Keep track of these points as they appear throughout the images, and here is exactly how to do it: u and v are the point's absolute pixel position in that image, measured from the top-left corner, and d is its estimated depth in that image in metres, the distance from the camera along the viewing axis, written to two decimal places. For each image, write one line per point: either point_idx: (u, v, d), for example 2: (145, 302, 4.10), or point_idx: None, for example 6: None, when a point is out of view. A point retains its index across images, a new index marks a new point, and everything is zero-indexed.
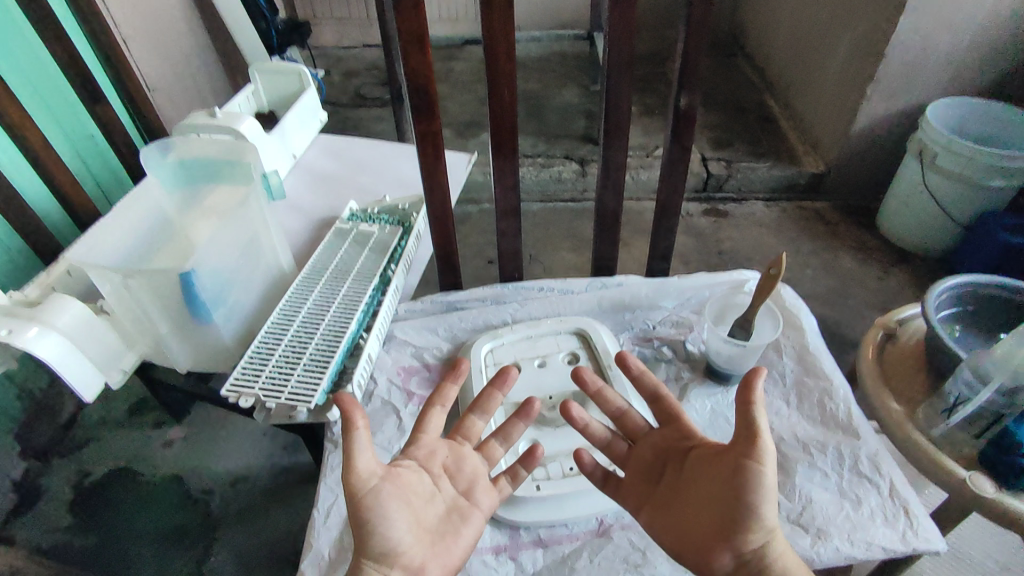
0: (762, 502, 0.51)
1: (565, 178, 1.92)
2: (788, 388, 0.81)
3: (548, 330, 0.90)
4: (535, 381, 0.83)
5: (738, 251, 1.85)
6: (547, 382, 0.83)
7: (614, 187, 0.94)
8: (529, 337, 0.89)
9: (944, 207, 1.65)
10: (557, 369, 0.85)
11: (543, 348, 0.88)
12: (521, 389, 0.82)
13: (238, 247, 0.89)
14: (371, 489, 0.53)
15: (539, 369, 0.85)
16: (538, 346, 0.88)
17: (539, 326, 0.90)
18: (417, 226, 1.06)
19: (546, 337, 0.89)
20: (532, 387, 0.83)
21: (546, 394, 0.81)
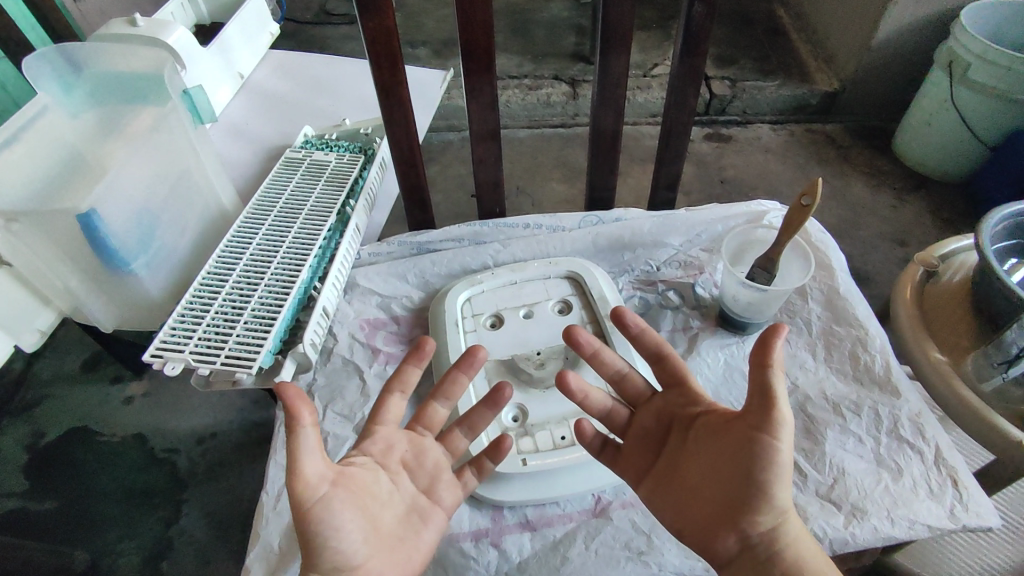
0: (775, 481, 0.42)
1: (553, 101, 1.73)
2: (814, 339, 0.70)
3: (534, 274, 0.77)
4: (521, 335, 0.71)
5: (742, 180, 1.70)
6: (535, 336, 0.71)
7: (612, 105, 0.78)
8: (513, 282, 0.76)
9: (973, 129, 1.49)
10: (546, 320, 0.72)
11: (530, 296, 0.75)
12: (504, 345, 0.70)
13: (159, 180, 0.75)
14: (325, 496, 0.43)
15: (525, 320, 0.72)
16: (524, 294, 0.75)
17: (525, 269, 0.77)
18: (381, 154, 0.90)
19: (533, 282, 0.76)
20: (517, 341, 0.70)
21: (533, 350, 0.69)
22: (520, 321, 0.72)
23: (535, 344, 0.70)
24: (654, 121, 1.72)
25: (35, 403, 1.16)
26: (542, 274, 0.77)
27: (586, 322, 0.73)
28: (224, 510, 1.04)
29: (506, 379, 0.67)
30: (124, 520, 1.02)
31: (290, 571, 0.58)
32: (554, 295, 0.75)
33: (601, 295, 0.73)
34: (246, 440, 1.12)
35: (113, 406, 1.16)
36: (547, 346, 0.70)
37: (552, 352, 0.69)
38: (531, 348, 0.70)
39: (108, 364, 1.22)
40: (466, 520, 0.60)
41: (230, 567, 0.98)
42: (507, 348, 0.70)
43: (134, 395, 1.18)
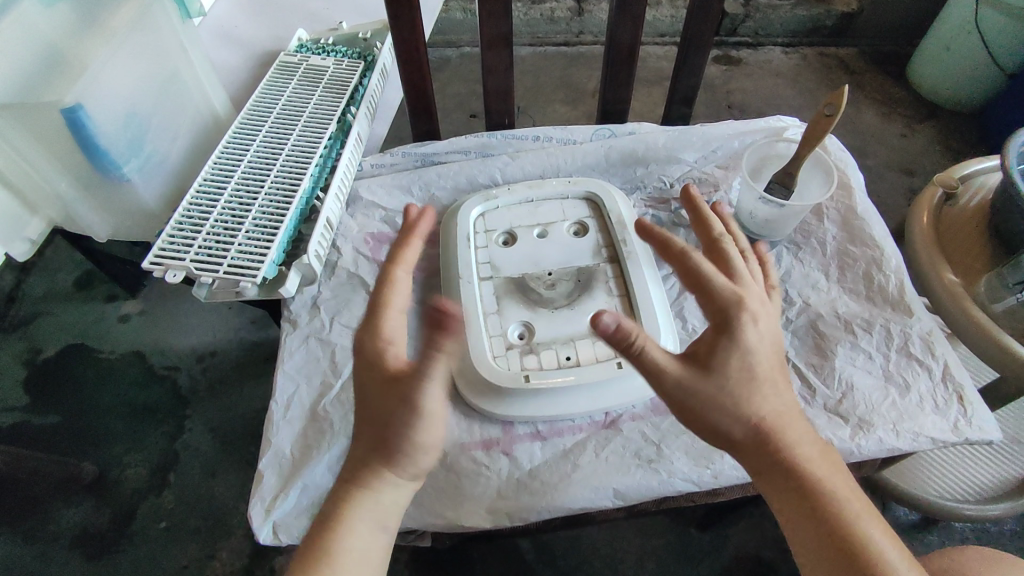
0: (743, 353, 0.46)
1: (557, 17, 1.64)
2: (828, 260, 0.69)
3: (550, 194, 0.74)
4: (531, 255, 0.69)
5: (750, 105, 1.64)
6: (547, 256, 0.69)
7: (631, 11, 0.73)
8: (529, 201, 0.74)
9: (992, 54, 1.43)
10: (558, 240, 0.70)
11: (542, 216, 0.72)
12: (518, 263, 0.68)
13: (148, 80, 0.70)
14: None
15: (536, 238, 0.70)
16: (537, 215, 0.73)
17: (543, 189, 0.74)
18: (382, 59, 0.85)
19: (546, 203, 0.74)
20: (528, 260, 0.68)
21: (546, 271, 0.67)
22: (530, 240, 0.70)
23: (544, 264, 0.68)
24: (663, 40, 1.63)
25: (30, 319, 1.15)
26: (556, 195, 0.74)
27: (601, 244, 0.70)
28: (228, 425, 1.05)
29: (515, 298, 0.65)
30: (130, 434, 1.03)
31: (305, 475, 0.58)
32: (566, 218, 0.72)
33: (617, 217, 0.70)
34: (246, 358, 1.12)
35: (111, 324, 1.15)
36: (556, 265, 0.68)
37: (564, 272, 0.67)
38: (542, 267, 0.68)
39: (101, 283, 1.20)
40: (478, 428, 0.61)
41: (236, 480, 1.00)
42: (518, 265, 0.68)
43: (130, 313, 1.16)
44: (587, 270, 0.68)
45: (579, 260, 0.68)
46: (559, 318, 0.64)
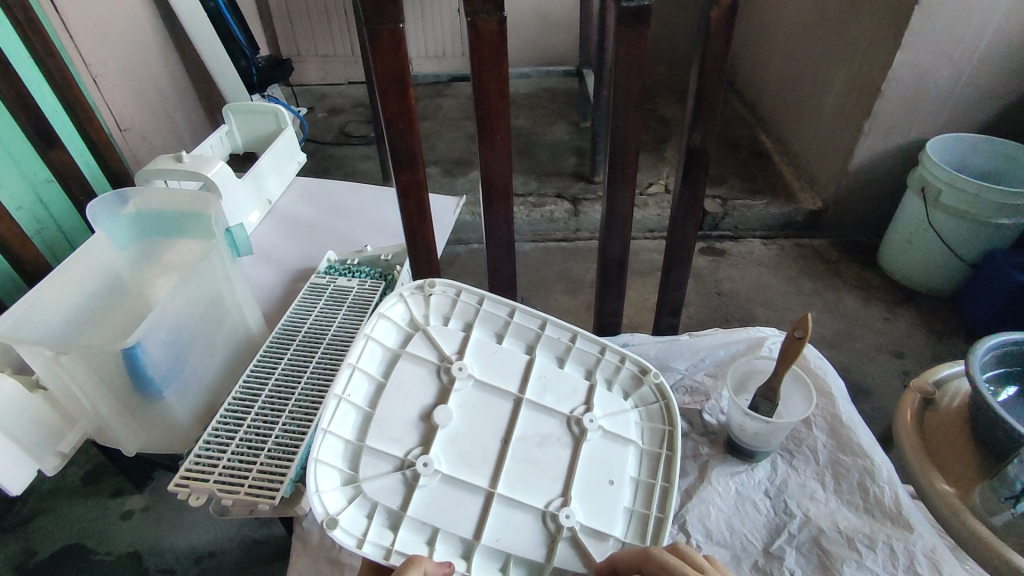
0: None
1: (556, 217, 1.84)
2: (823, 469, 0.72)
3: (499, 332, 0.73)
4: (460, 443, 0.64)
5: (738, 292, 1.77)
6: (501, 416, 0.67)
7: (620, 238, 0.82)
8: (484, 344, 0.71)
9: (953, 249, 1.60)
10: (368, 431, 0.63)
11: (414, 396, 0.66)
12: (446, 451, 0.63)
13: (197, 309, 0.79)
14: None
15: (409, 425, 0.64)
16: (403, 391, 0.66)
17: (495, 322, 0.73)
18: (400, 280, 0.96)
19: (412, 349, 0.69)
20: (470, 447, 0.64)
21: (486, 472, 0.63)
22: (455, 400, 0.66)
23: (425, 452, 0.62)
24: (652, 236, 1.81)
25: (32, 517, 1.13)
26: (386, 346, 0.69)
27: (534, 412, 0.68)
28: None
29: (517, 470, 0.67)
30: None
31: None
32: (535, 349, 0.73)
33: (331, 396, 0.62)
34: (246, 559, 1.08)
35: (111, 523, 1.12)
36: (515, 451, 0.65)
37: (534, 435, 0.67)
38: (487, 452, 0.64)
39: (110, 477, 1.20)
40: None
41: None
42: (443, 449, 0.63)
43: (135, 509, 1.15)
44: (615, 445, 0.69)
45: (393, 452, 0.62)
46: (510, 524, 0.62)
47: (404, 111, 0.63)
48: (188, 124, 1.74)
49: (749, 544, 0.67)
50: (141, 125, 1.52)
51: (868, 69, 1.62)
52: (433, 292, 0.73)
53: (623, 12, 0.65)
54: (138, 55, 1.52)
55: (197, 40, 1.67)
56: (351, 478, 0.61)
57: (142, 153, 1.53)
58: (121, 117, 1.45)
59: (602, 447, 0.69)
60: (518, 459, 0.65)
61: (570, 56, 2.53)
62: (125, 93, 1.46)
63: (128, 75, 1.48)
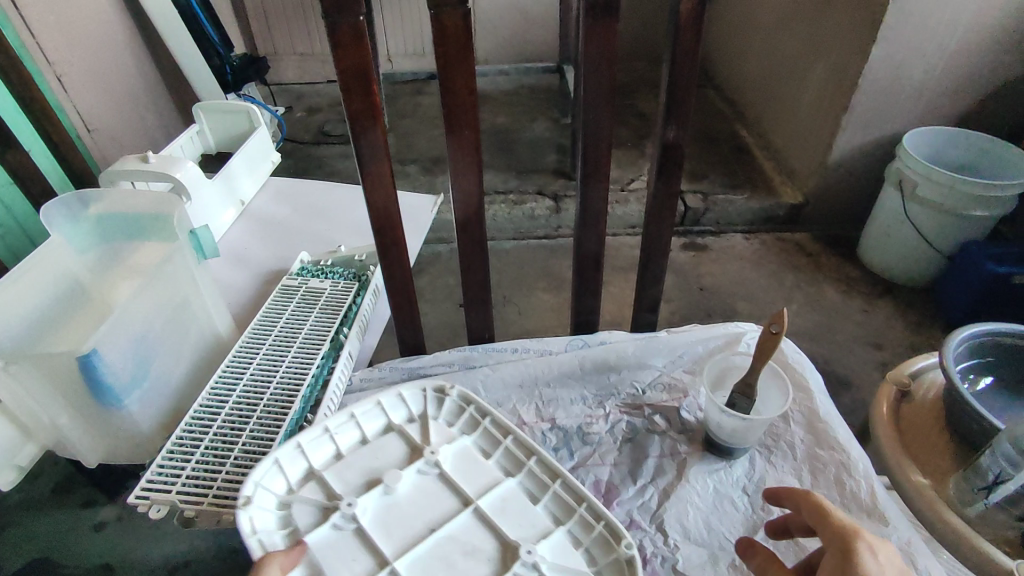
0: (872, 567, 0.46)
1: (537, 215, 1.83)
2: (799, 464, 0.72)
3: (489, 448, 0.67)
4: (392, 515, 0.59)
5: (720, 287, 1.77)
6: (445, 508, 0.60)
7: (595, 235, 0.81)
8: (469, 452, 0.65)
9: (929, 241, 1.61)
10: (330, 467, 0.63)
11: (381, 459, 0.64)
12: (378, 511, 0.59)
13: (160, 314, 0.76)
14: None
15: (361, 475, 0.62)
16: (374, 457, 0.64)
17: (489, 438, 0.68)
18: (374, 280, 0.94)
19: (405, 429, 0.67)
20: (398, 525, 0.58)
21: (396, 543, 0.57)
22: (411, 480, 0.62)
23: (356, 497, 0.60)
24: (633, 232, 1.80)
25: None
26: (382, 423, 0.69)
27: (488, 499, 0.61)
28: None
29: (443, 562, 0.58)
30: None
31: None
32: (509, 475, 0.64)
33: (319, 424, 0.65)
34: (223, 567, 1.06)
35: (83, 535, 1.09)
36: (436, 545, 0.57)
37: (462, 543, 0.57)
38: (410, 534, 0.58)
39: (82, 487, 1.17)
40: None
41: None
42: (378, 506, 0.59)
43: (107, 520, 1.09)
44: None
45: (335, 485, 0.61)
46: None
47: (369, 109, 0.62)
48: (159, 124, 1.70)
49: (725, 541, 0.66)
50: (110, 126, 1.49)
51: (845, 63, 1.63)
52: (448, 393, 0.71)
53: (591, 4, 0.64)
54: (106, 53, 1.48)
55: (167, 38, 1.63)
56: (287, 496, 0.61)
57: (112, 155, 1.49)
58: (88, 118, 1.41)
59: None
60: (433, 555, 0.56)
61: (550, 52, 2.52)
62: (93, 93, 1.43)
63: (95, 74, 1.44)
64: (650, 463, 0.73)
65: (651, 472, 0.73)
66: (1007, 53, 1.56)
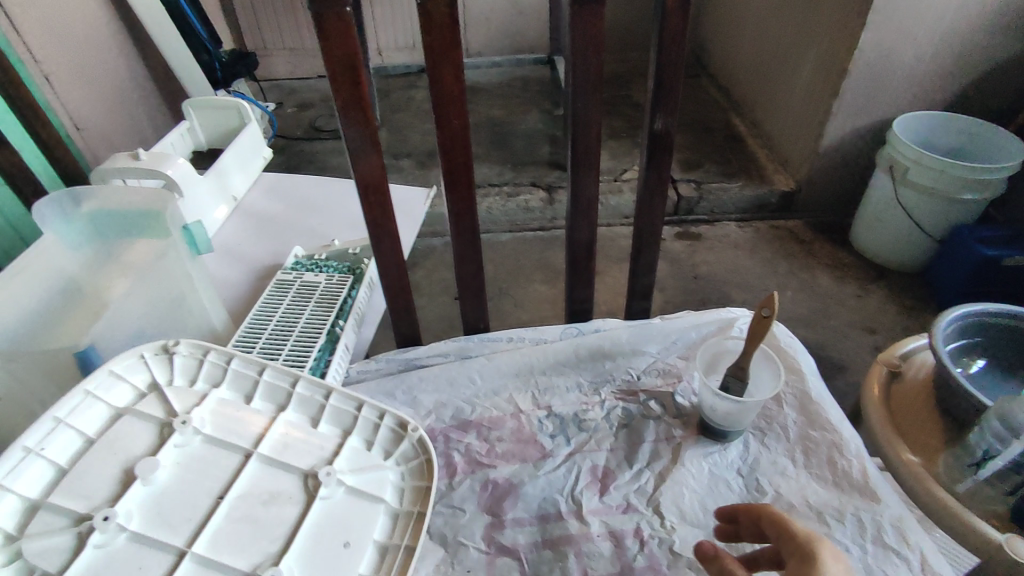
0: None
1: (531, 206, 1.83)
2: (793, 445, 0.72)
3: (247, 395, 0.67)
4: (168, 500, 0.56)
5: (715, 276, 1.78)
6: (223, 471, 0.59)
7: (587, 223, 0.82)
8: (225, 404, 0.65)
9: (920, 225, 1.62)
10: (54, 490, 0.54)
11: (127, 447, 0.58)
12: (148, 502, 0.55)
13: (145, 313, 0.79)
14: None
15: (110, 477, 0.56)
16: (116, 447, 0.58)
17: (241, 386, 0.67)
18: (368, 273, 0.95)
19: (141, 407, 0.62)
20: (178, 508, 0.56)
21: (184, 532, 0.54)
22: (168, 457, 0.58)
23: (112, 508, 0.53)
24: (627, 222, 1.81)
25: None
26: (119, 402, 0.62)
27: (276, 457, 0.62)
28: None
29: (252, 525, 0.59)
30: None
31: None
32: (282, 410, 0.66)
33: (45, 416, 0.56)
34: None
35: None
36: (231, 510, 0.57)
37: (262, 491, 0.59)
38: (195, 513, 0.56)
39: None
40: (500, 535, 0.67)
41: None
42: (139, 504, 0.55)
43: None
44: (361, 500, 0.61)
45: (75, 507, 0.53)
46: None
47: (358, 98, 0.62)
48: (149, 122, 1.69)
49: None
50: (100, 125, 1.48)
51: (835, 50, 1.63)
52: (175, 353, 0.66)
53: None
54: (93, 51, 1.47)
55: (155, 36, 1.62)
56: (10, 537, 0.51)
57: (102, 154, 1.48)
58: (78, 117, 1.40)
59: (345, 505, 0.61)
60: (231, 520, 0.56)
61: (541, 44, 2.52)
62: (81, 91, 1.42)
63: (83, 73, 1.43)
64: (645, 448, 0.74)
65: (646, 456, 0.73)
66: (996, 37, 1.57)
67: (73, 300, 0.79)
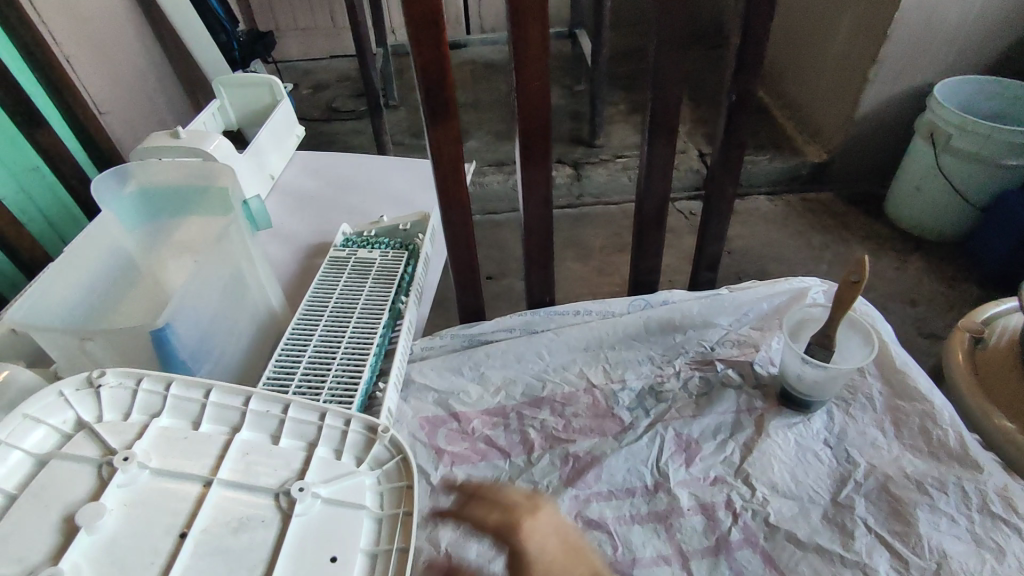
0: None
1: (559, 183, 1.80)
2: (881, 416, 0.70)
3: (194, 421, 0.56)
4: (119, 545, 0.46)
5: (749, 250, 1.74)
6: (179, 503, 0.50)
7: (658, 190, 0.79)
8: (169, 433, 0.54)
9: (963, 193, 1.59)
10: None
11: (63, 493, 0.48)
12: (92, 554, 0.45)
13: (219, 286, 0.75)
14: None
15: (48, 529, 0.46)
16: (47, 497, 0.47)
17: (186, 412, 0.56)
18: (423, 249, 0.92)
19: (71, 448, 0.51)
20: (130, 551, 0.46)
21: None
22: (112, 499, 0.48)
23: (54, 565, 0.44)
24: None
25: None
26: (39, 447, 0.51)
27: (237, 477, 0.52)
28: None
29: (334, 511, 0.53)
30: None
31: None
32: (235, 432, 0.56)
33: None
34: None
35: None
36: (195, 547, 0.47)
37: (229, 519, 0.50)
38: (155, 553, 0.47)
39: None
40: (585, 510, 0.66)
41: None
42: (85, 557, 0.45)
43: None
44: (341, 513, 0.52)
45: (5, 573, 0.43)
46: None
47: (438, 59, 0.59)
48: (169, 105, 1.66)
49: (816, 494, 0.64)
50: (123, 108, 1.45)
51: (873, 13, 1.59)
52: (102, 385, 0.55)
53: None
54: (112, 32, 1.44)
55: (175, 15, 1.58)
56: None
57: (125, 137, 1.45)
58: (102, 100, 1.37)
59: (322, 520, 0.52)
60: (199, 555, 0.47)
61: (558, 19, 2.46)
62: (102, 73, 1.38)
63: (105, 53, 1.39)
64: (728, 420, 0.72)
65: (729, 429, 0.71)
66: None
67: (131, 280, 0.78)
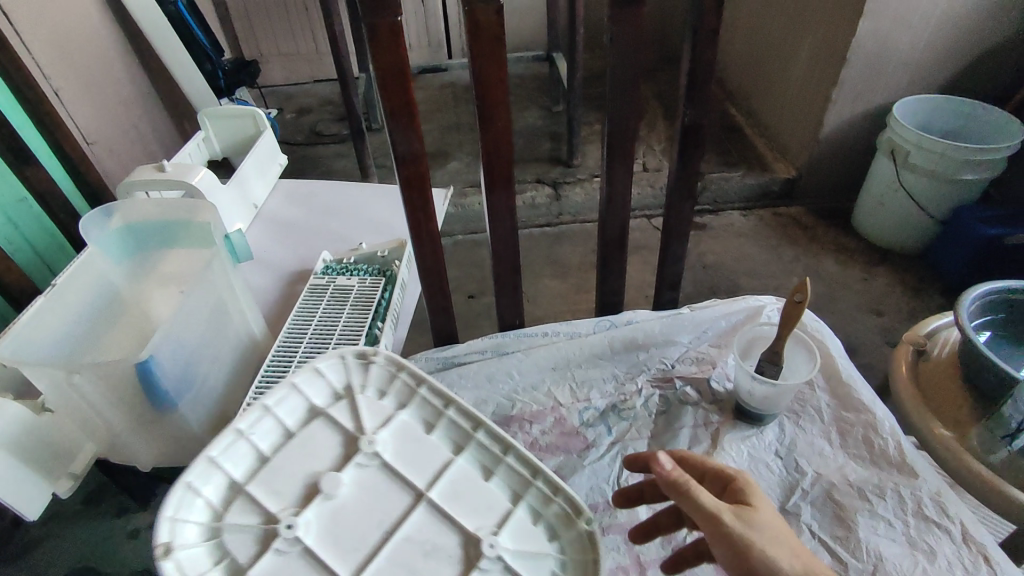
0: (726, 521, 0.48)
1: (538, 203, 1.85)
2: (828, 426, 0.75)
3: (430, 422, 0.66)
4: (338, 523, 0.56)
5: (722, 265, 1.80)
6: (398, 507, 0.58)
7: (619, 216, 0.84)
8: (410, 429, 0.64)
9: (923, 208, 1.66)
10: (255, 477, 0.58)
11: (315, 458, 0.60)
12: (325, 527, 0.55)
13: (203, 317, 0.78)
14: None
15: (298, 480, 0.58)
16: (309, 450, 0.61)
17: (427, 411, 0.66)
18: (400, 275, 0.96)
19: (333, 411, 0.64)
20: (349, 534, 0.55)
21: (349, 564, 0.54)
22: (350, 475, 0.59)
23: (297, 514, 0.55)
24: None
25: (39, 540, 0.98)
26: (292, 412, 0.63)
27: (450, 508, 0.58)
28: None
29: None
30: None
31: None
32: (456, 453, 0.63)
33: (255, 402, 0.61)
34: None
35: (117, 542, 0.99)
36: (394, 553, 0.55)
37: (424, 541, 0.56)
38: (363, 547, 0.55)
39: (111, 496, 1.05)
40: None
41: None
42: (316, 518, 0.56)
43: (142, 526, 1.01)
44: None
45: (269, 506, 0.56)
46: None
47: (404, 103, 0.63)
48: (154, 133, 1.69)
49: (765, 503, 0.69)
50: (109, 139, 1.48)
51: (832, 38, 1.66)
52: (372, 362, 0.68)
53: None
54: (99, 65, 1.48)
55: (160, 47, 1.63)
56: (214, 515, 0.56)
57: (111, 166, 1.48)
58: (87, 131, 1.40)
59: None
60: (391, 563, 0.54)
61: (536, 41, 2.53)
62: (89, 105, 1.42)
63: (91, 86, 1.43)
64: (685, 434, 0.77)
65: (687, 443, 0.76)
66: (991, 20, 1.60)
67: (116, 313, 0.81)
